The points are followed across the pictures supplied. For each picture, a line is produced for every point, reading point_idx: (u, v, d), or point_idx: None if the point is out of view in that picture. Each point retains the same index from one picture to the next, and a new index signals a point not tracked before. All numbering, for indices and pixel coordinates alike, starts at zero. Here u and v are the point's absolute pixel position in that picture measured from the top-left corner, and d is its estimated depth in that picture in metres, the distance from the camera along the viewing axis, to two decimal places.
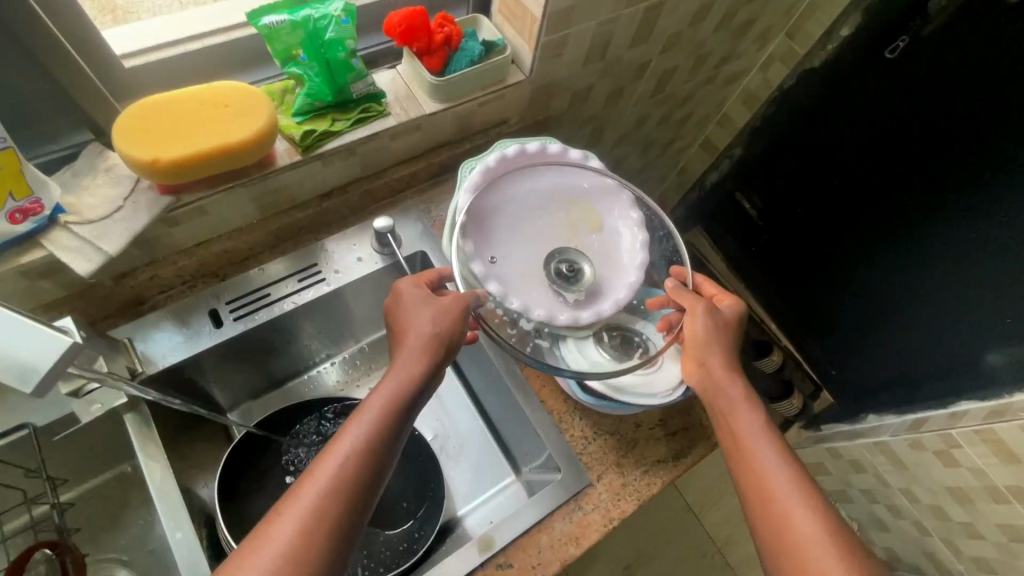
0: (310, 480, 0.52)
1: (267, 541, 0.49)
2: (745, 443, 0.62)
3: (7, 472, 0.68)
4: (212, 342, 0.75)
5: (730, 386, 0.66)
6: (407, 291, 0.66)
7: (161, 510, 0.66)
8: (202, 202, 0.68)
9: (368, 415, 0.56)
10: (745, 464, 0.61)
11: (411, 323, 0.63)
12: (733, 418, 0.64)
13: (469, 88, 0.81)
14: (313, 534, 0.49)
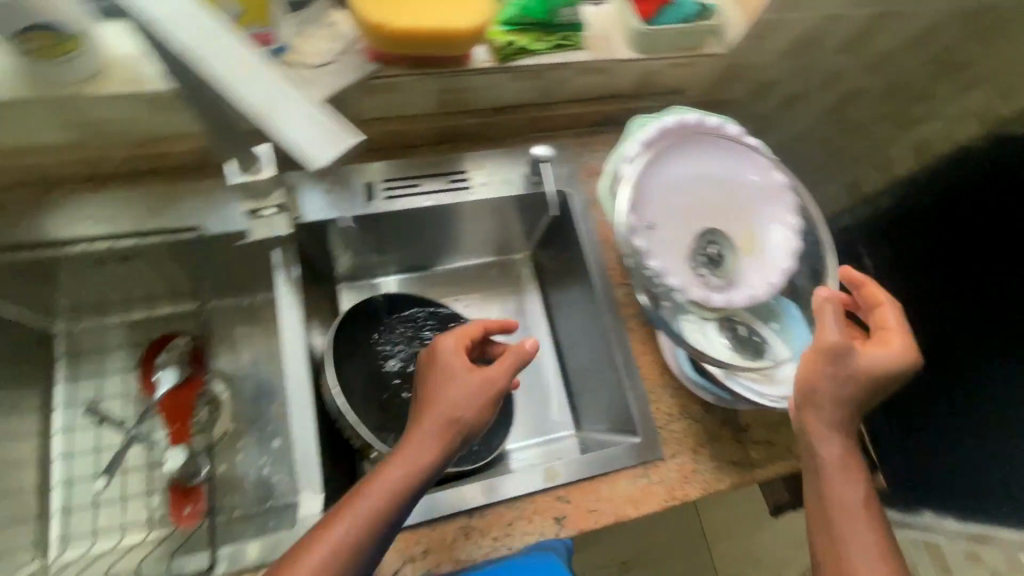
0: (325, 542, 0.51)
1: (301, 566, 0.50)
2: (839, 513, 0.59)
3: (167, 265, 0.76)
4: (361, 212, 0.79)
5: (829, 450, 0.61)
6: (443, 357, 0.63)
7: (285, 342, 0.72)
8: (398, 80, 0.71)
9: (392, 476, 0.55)
10: (835, 535, 0.59)
11: (441, 390, 0.60)
12: (832, 484, 0.60)
13: (668, 45, 0.79)
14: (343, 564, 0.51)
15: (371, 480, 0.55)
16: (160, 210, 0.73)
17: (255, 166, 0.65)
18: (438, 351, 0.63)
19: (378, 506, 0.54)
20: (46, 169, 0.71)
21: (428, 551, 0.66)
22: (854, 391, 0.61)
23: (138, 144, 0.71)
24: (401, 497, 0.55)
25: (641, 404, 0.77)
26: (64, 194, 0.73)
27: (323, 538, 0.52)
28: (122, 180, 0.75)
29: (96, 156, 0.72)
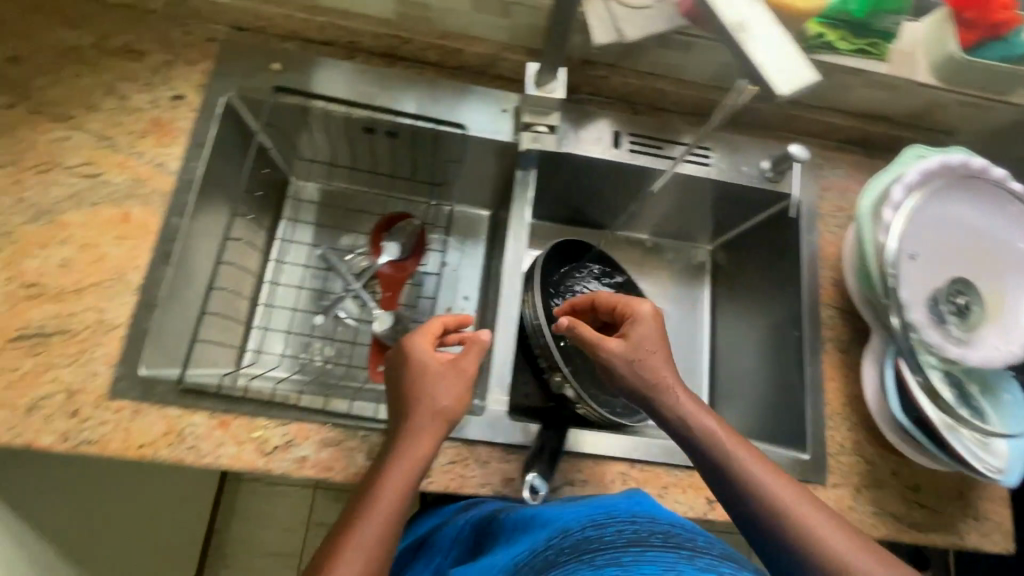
0: (361, 525, 0.50)
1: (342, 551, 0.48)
2: (744, 482, 0.56)
3: (421, 151, 0.83)
4: (604, 155, 0.81)
5: (706, 424, 0.60)
6: (409, 343, 0.62)
7: (508, 252, 0.77)
8: (696, 40, 0.72)
9: (405, 464, 0.54)
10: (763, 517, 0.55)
11: (414, 360, 0.61)
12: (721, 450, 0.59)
13: (972, 81, 0.75)
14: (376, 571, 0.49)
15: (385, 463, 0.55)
16: (437, 100, 0.78)
17: (550, 85, 0.69)
18: (414, 335, 0.64)
19: (406, 467, 0.54)
20: (353, 34, 0.76)
21: (587, 481, 0.70)
22: (656, 351, 0.64)
23: (442, 36, 0.76)
24: (422, 459, 0.56)
25: (816, 425, 0.76)
26: (360, 61, 0.79)
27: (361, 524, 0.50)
28: (411, 64, 0.79)
29: (399, 36, 0.76)
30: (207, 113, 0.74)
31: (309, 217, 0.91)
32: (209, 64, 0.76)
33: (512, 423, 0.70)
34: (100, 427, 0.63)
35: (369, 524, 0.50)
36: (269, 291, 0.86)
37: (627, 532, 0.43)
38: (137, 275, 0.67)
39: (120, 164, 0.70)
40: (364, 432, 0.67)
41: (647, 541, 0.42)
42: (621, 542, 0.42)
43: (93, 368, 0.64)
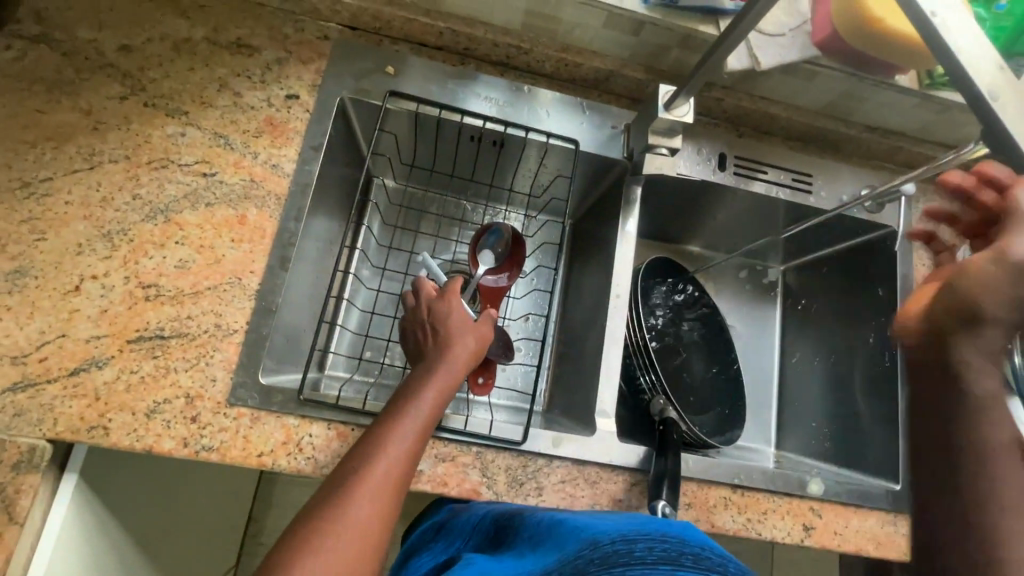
0: (388, 437, 0.54)
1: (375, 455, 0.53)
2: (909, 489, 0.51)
3: (524, 162, 0.82)
4: (710, 177, 0.81)
5: (888, 417, 0.56)
6: (442, 308, 0.68)
7: (615, 273, 0.78)
8: (823, 69, 0.72)
9: (429, 395, 0.59)
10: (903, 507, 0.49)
11: (440, 316, 0.67)
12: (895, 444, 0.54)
13: None
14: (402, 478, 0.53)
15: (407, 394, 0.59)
16: (549, 113, 0.78)
17: (680, 109, 0.69)
18: (440, 295, 0.70)
19: (402, 433, 0.55)
20: (472, 41, 0.75)
21: (690, 505, 0.70)
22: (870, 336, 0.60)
23: (563, 49, 0.75)
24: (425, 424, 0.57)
25: (907, 457, 0.77)
26: (473, 68, 0.78)
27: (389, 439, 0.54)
28: (524, 74, 0.79)
29: (519, 47, 0.75)
30: (322, 114, 0.72)
31: (404, 223, 0.90)
32: (323, 63, 0.74)
33: (622, 446, 0.70)
34: (219, 434, 0.62)
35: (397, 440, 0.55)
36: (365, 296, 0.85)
37: (658, 549, 0.37)
38: (254, 279, 0.66)
39: (234, 164, 0.69)
40: (478, 448, 0.67)
41: (681, 561, 0.36)
42: (651, 559, 0.36)
43: (212, 374, 0.63)
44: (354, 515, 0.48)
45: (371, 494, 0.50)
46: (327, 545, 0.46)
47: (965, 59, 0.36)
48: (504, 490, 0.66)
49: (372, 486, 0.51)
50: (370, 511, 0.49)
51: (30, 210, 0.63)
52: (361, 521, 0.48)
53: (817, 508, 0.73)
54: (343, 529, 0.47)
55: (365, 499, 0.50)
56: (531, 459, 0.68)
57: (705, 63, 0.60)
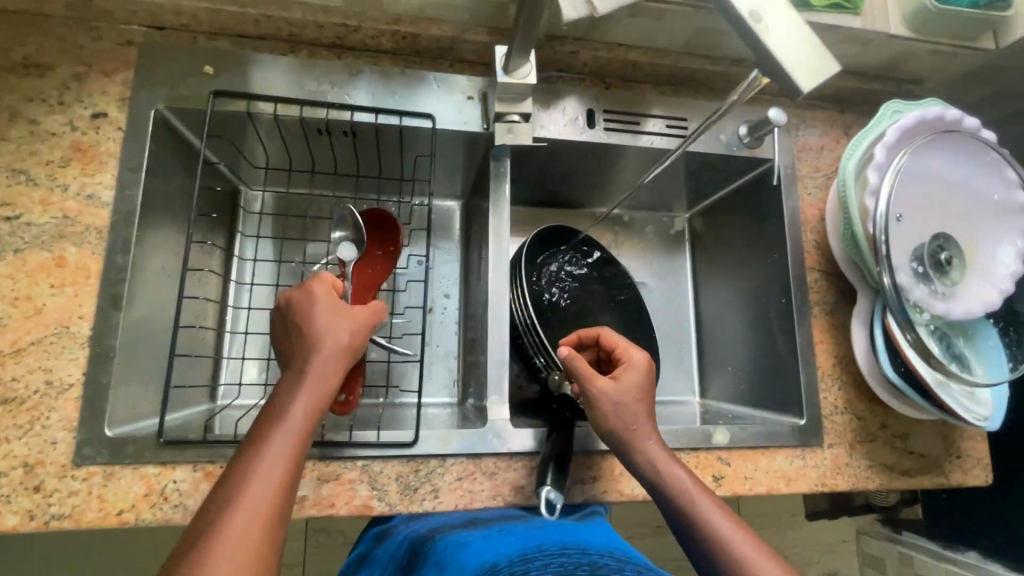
0: (256, 463, 0.45)
1: (238, 494, 0.43)
2: (686, 504, 0.57)
3: (384, 149, 0.77)
4: (579, 136, 0.77)
5: (648, 448, 0.60)
6: (302, 300, 0.56)
7: (491, 255, 0.73)
8: (669, 6, 0.68)
9: (301, 400, 0.50)
10: (688, 544, 0.56)
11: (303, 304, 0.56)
12: (657, 482, 0.59)
13: (945, 31, 0.74)
14: (276, 514, 0.43)
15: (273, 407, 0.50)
16: (396, 92, 0.72)
17: (522, 70, 0.64)
18: (300, 286, 0.58)
19: (272, 456, 0.46)
20: (293, 26, 0.68)
21: (597, 478, 0.68)
22: (630, 403, 0.61)
23: (395, 20, 0.69)
24: (296, 435, 0.48)
25: (809, 391, 0.77)
26: (305, 55, 0.71)
27: (251, 472, 0.44)
28: (362, 54, 0.72)
29: (346, 25, 0.68)
30: (136, 130, 0.65)
31: (272, 231, 0.84)
32: (130, 73, 0.67)
33: (516, 432, 0.67)
34: (69, 499, 0.57)
35: (261, 472, 0.45)
36: (238, 317, 0.79)
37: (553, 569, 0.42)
38: (84, 325, 0.60)
39: (42, 201, 0.62)
40: (363, 461, 0.64)
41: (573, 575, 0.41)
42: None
43: (51, 436, 0.58)
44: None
45: (232, 542, 0.40)
46: None
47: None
48: (397, 500, 0.63)
49: (230, 531, 0.41)
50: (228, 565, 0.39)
51: None
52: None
53: (726, 456, 0.73)
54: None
55: (225, 550, 0.40)
56: (423, 462, 0.65)
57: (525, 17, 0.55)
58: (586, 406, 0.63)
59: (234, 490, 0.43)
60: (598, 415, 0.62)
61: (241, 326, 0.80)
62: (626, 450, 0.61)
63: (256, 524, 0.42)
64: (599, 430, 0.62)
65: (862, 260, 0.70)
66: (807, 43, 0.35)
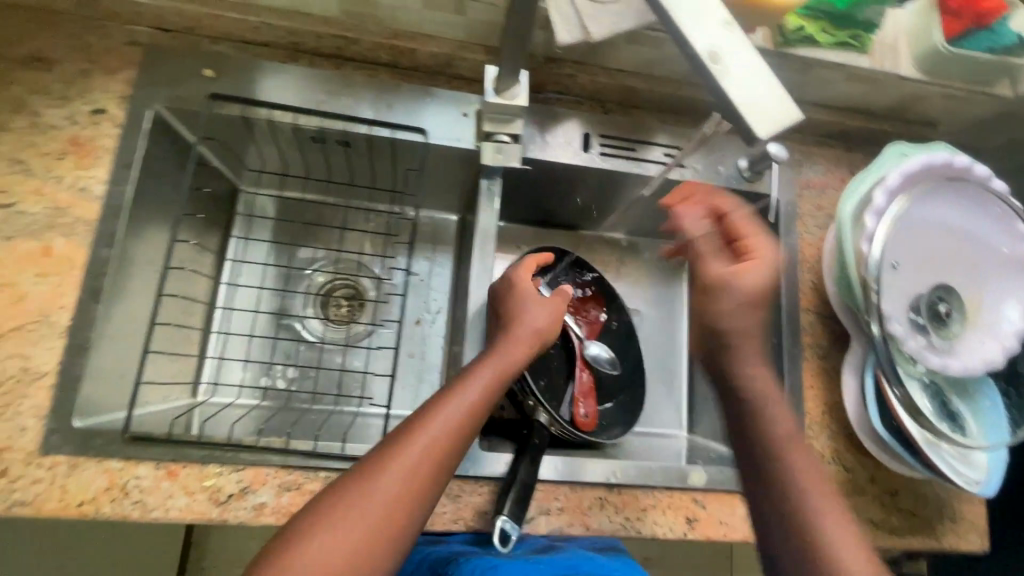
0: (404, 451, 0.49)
1: (349, 495, 0.46)
2: (780, 453, 0.56)
3: (377, 160, 0.77)
4: (574, 160, 0.76)
5: (756, 373, 0.61)
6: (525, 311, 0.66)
7: (473, 274, 0.73)
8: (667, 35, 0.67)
9: (463, 403, 0.54)
10: (767, 459, 0.56)
11: (489, 368, 0.58)
12: (766, 415, 0.58)
13: (959, 74, 0.71)
14: (416, 500, 0.48)
15: (416, 446, 0.49)
16: (391, 105, 0.72)
17: (512, 91, 0.64)
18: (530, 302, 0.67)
19: (423, 451, 0.49)
20: (293, 35, 0.69)
21: (563, 509, 0.67)
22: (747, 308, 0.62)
23: (393, 35, 0.69)
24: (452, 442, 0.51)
25: (796, 437, 0.75)
26: (304, 63, 0.72)
27: (369, 489, 0.47)
28: (360, 66, 0.73)
29: (345, 37, 0.69)
30: (132, 128, 0.67)
31: (262, 234, 0.84)
32: (132, 72, 0.68)
33: (483, 456, 0.66)
34: (33, 486, 0.58)
35: (383, 487, 0.47)
36: (222, 316, 0.80)
37: None
38: (63, 315, 0.61)
39: (36, 191, 0.64)
40: (326, 472, 0.63)
41: None
42: None
43: (21, 423, 0.59)
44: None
45: (340, 552, 0.44)
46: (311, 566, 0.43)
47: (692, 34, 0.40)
48: None
49: (335, 535, 0.44)
50: (351, 539, 0.44)
51: None
52: (345, 548, 0.44)
53: (702, 498, 0.70)
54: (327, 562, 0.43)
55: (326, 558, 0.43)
56: None
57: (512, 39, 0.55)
58: (707, 298, 0.64)
59: (348, 491, 0.46)
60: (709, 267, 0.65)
61: (223, 326, 0.80)
62: (732, 383, 0.61)
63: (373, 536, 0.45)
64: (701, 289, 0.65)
65: (855, 306, 0.68)
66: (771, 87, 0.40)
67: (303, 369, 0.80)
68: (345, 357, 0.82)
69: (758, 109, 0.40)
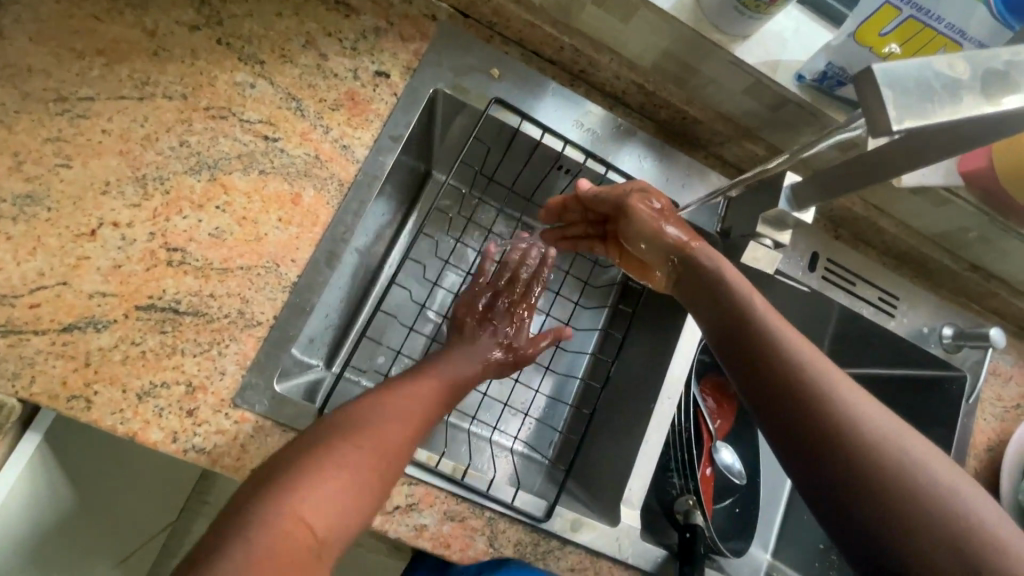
0: (382, 407, 0.53)
1: (336, 443, 0.48)
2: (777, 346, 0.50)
3: None
4: (798, 275, 0.74)
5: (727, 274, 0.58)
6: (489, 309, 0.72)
7: (676, 359, 0.71)
8: (957, 200, 0.67)
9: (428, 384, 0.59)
10: (840, 436, 0.43)
11: (455, 370, 0.63)
12: (771, 336, 0.51)
13: None
14: (388, 449, 0.50)
15: (408, 401, 0.55)
16: (652, 163, 0.72)
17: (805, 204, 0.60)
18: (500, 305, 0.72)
19: (399, 410, 0.54)
20: (592, 66, 0.68)
21: None
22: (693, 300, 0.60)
23: (687, 101, 0.68)
24: (426, 414, 0.56)
25: None
26: (582, 93, 0.71)
27: (354, 421, 0.50)
28: (633, 114, 0.72)
29: (640, 87, 0.68)
30: (410, 101, 0.64)
31: (471, 240, 0.82)
32: (423, 45, 0.66)
33: (642, 546, 0.64)
34: (214, 436, 0.54)
35: (359, 422, 0.51)
36: (414, 312, 0.77)
37: None
38: (293, 270, 0.58)
39: (302, 134, 0.61)
40: (490, 513, 0.60)
41: None
42: None
43: (222, 366, 0.55)
44: (326, 507, 0.44)
45: (349, 485, 0.46)
46: (313, 477, 0.45)
47: (961, 97, 0.28)
48: None
49: (344, 467, 0.47)
50: (345, 473, 0.46)
51: (59, 129, 0.54)
52: (341, 469, 0.46)
53: None
54: (321, 506, 0.44)
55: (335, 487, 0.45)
56: (545, 538, 0.61)
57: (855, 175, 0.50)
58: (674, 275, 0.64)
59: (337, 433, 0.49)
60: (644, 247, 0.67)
61: (407, 319, 0.77)
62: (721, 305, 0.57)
63: (376, 473, 0.49)
64: (692, 298, 0.60)
65: None
66: (909, 74, 0.28)
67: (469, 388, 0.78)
68: (503, 386, 0.79)
69: (897, 85, 0.27)
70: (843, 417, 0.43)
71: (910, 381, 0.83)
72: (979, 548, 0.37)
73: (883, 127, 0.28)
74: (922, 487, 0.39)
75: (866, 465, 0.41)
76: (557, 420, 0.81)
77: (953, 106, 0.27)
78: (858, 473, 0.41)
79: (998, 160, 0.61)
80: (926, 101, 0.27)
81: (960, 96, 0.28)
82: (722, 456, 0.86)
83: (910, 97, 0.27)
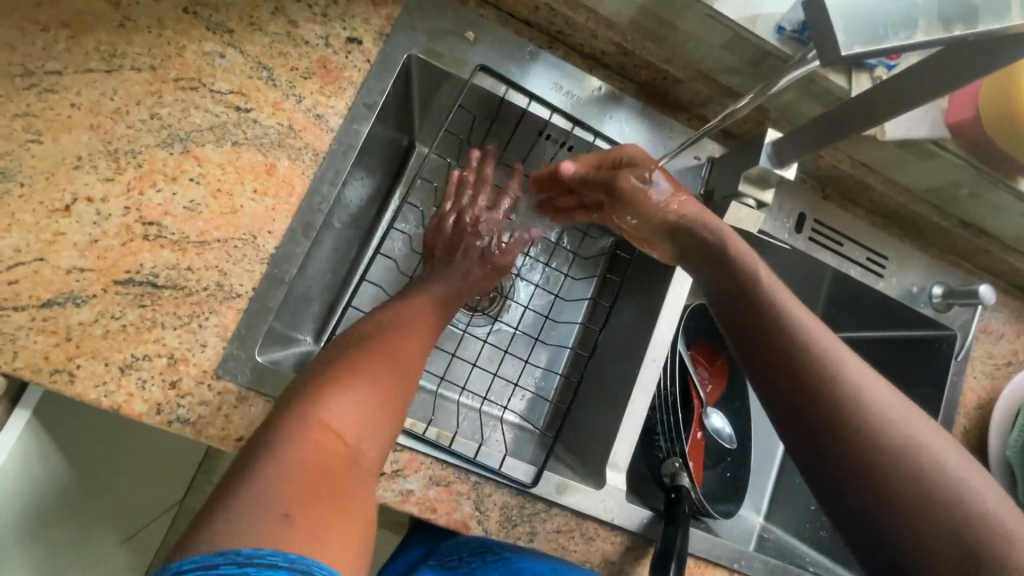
0: (395, 322, 0.55)
1: (363, 359, 0.49)
2: (782, 318, 0.49)
3: None
4: (785, 236, 0.73)
5: (734, 244, 0.57)
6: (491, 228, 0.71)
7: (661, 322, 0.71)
8: (944, 154, 0.66)
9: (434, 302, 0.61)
10: (841, 416, 0.42)
11: (448, 286, 0.64)
12: (775, 307, 0.50)
13: None
14: (403, 365, 0.51)
15: (409, 320, 0.56)
16: (634, 126, 0.70)
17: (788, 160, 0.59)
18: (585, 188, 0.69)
19: (407, 320, 0.56)
20: (569, 26, 0.66)
21: None
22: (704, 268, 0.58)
23: (667, 61, 0.67)
24: (429, 325, 0.58)
25: None
26: (561, 56, 0.69)
27: (374, 340, 0.52)
28: (613, 76, 0.71)
29: (618, 47, 0.67)
30: (383, 68, 0.63)
31: None
32: (396, 10, 0.65)
33: (627, 505, 0.65)
34: (198, 408, 0.54)
35: (377, 342, 0.52)
36: None
37: None
38: (270, 241, 0.58)
39: (274, 104, 0.60)
40: (475, 478, 0.61)
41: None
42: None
43: (202, 338, 0.55)
44: (352, 416, 0.45)
45: (369, 400, 0.47)
46: (346, 390, 0.46)
47: (914, 22, 0.27)
48: (494, 529, 0.60)
49: (363, 390, 0.47)
50: (370, 387, 0.47)
51: (28, 104, 0.54)
52: (372, 385, 0.48)
53: None
54: (352, 418, 0.45)
55: (357, 393, 0.46)
56: (531, 501, 0.62)
57: (834, 125, 0.48)
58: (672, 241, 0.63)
59: (349, 357, 0.49)
60: (635, 221, 0.66)
61: (392, 294, 0.76)
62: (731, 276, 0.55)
63: (390, 391, 0.49)
64: (698, 268, 0.59)
65: None
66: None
67: (458, 361, 0.78)
68: (491, 358, 0.79)
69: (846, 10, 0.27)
70: (843, 395, 0.43)
71: (900, 342, 0.83)
72: (984, 536, 0.37)
73: (833, 54, 0.27)
74: (925, 473, 0.39)
75: (873, 455, 0.41)
76: (550, 390, 0.81)
77: (905, 33, 0.27)
78: (859, 452, 0.41)
79: (985, 109, 0.59)
80: (876, 26, 0.27)
81: (913, 20, 0.27)
82: (712, 421, 0.86)
83: (861, 23, 0.27)
